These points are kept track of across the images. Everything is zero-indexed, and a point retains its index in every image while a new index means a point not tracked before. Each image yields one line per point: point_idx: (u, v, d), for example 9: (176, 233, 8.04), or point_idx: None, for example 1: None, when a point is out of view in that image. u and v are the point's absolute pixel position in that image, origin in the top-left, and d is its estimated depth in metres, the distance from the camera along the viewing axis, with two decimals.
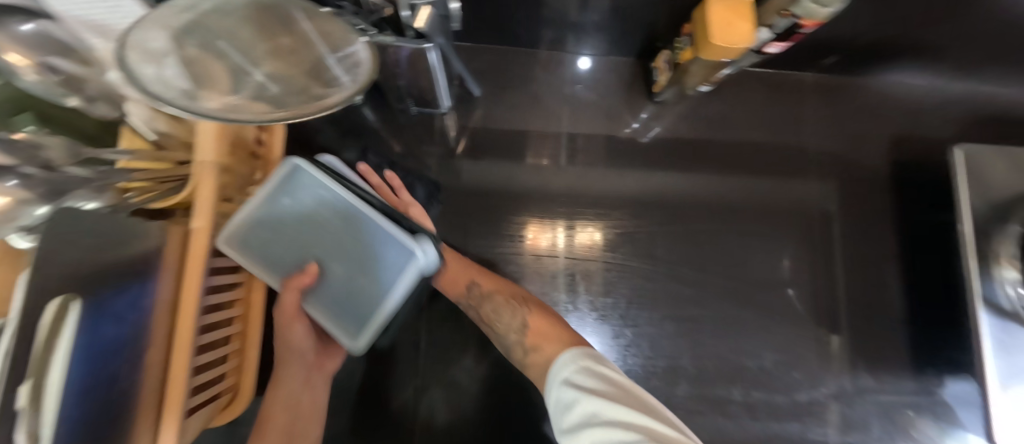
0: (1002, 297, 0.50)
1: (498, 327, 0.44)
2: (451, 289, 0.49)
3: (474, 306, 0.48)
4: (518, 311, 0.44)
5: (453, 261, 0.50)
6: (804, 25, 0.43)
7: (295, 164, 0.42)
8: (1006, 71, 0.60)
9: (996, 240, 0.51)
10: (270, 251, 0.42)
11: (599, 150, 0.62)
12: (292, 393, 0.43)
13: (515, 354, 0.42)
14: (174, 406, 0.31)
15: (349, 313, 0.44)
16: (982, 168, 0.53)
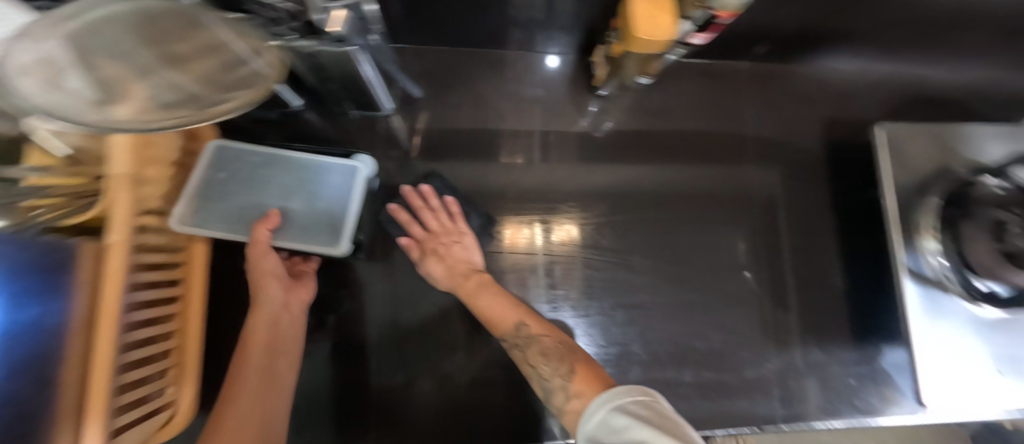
0: (925, 267, 0.53)
1: (541, 368, 0.41)
2: (497, 326, 0.47)
3: (519, 346, 0.44)
4: (566, 352, 0.41)
5: (501, 297, 0.49)
6: (719, 16, 0.44)
7: (219, 144, 0.49)
8: (925, 52, 0.64)
9: (916, 213, 0.54)
10: (224, 215, 0.48)
11: (570, 146, 0.63)
12: (270, 313, 0.47)
13: (554, 401, 0.38)
14: (97, 411, 0.30)
15: (319, 233, 0.50)
16: (900, 145, 0.56)
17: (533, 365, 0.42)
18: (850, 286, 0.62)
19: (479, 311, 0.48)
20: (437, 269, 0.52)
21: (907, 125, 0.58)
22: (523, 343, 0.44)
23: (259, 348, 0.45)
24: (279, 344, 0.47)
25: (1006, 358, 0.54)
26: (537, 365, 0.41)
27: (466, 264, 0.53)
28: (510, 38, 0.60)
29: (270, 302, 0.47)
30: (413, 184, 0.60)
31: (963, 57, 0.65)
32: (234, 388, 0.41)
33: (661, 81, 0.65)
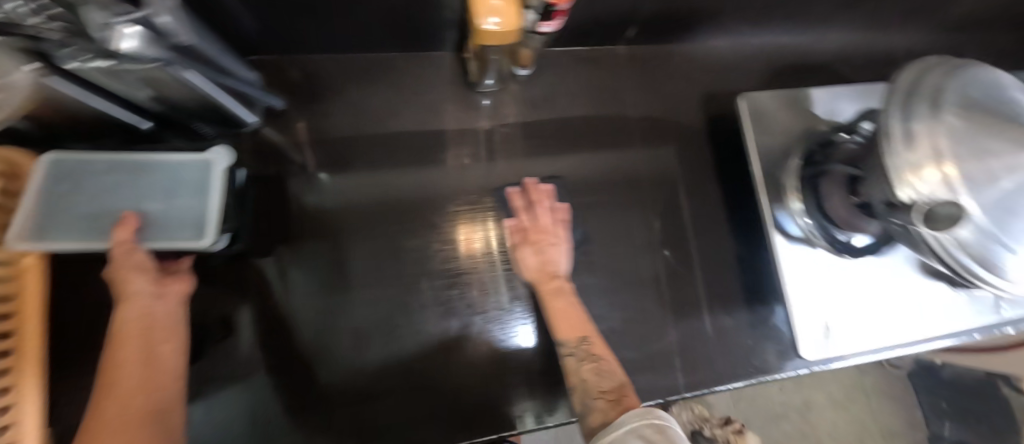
0: (793, 227, 0.56)
1: (592, 386, 0.45)
2: (566, 330, 0.50)
3: (576, 356, 0.48)
4: (615, 382, 0.45)
5: (573, 309, 0.52)
6: (555, 5, 0.44)
7: (49, 159, 0.41)
8: (785, 23, 0.67)
9: (781, 176, 0.57)
10: (67, 236, 0.41)
11: (515, 143, 0.64)
12: (138, 306, 0.39)
13: (590, 421, 0.42)
14: None
15: (185, 233, 0.44)
16: (762, 113, 0.59)
17: (583, 379, 0.46)
18: (741, 251, 0.65)
19: (555, 314, 0.51)
20: (527, 260, 0.55)
21: (772, 93, 0.61)
22: (580, 356, 0.48)
23: (134, 342, 0.37)
24: (158, 334, 0.39)
25: (873, 302, 0.58)
26: (586, 383, 0.45)
27: (553, 263, 0.55)
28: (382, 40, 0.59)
29: (137, 295, 0.39)
30: (294, 198, 0.57)
31: (823, 25, 0.69)
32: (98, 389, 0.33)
33: (545, 72, 0.66)
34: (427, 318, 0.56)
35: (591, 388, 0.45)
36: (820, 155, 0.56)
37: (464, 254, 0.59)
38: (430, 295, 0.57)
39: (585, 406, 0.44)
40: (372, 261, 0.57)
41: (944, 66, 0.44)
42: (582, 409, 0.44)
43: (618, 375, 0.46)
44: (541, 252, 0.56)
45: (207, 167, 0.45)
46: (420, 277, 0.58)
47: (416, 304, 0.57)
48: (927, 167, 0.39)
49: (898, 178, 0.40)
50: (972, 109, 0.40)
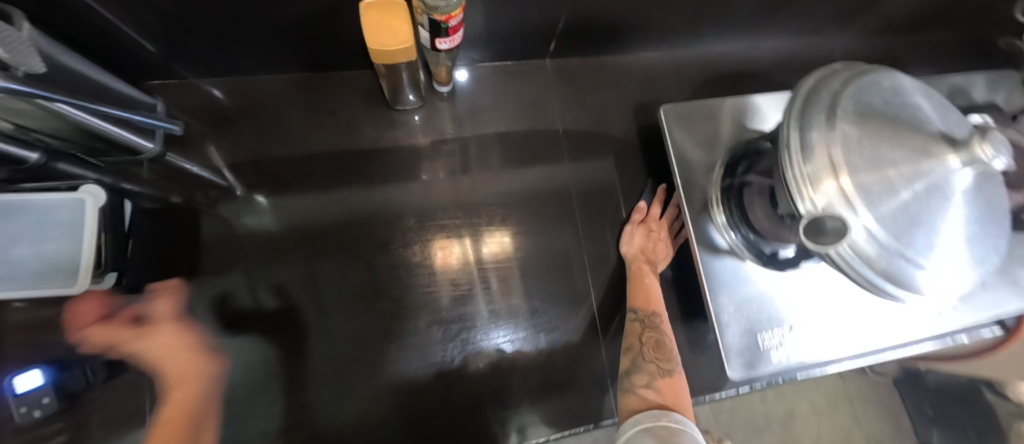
0: (718, 240, 0.54)
1: (648, 353, 0.50)
2: (640, 301, 0.55)
3: (641, 321, 0.53)
4: (668, 356, 0.50)
5: (653, 291, 0.56)
6: (442, 21, 0.43)
7: None
8: (712, 33, 0.66)
9: (704, 188, 0.56)
10: None
11: (446, 160, 0.63)
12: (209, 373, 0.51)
13: (634, 378, 0.47)
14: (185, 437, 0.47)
15: (57, 277, 0.42)
16: (685, 126, 0.58)
17: (641, 344, 0.51)
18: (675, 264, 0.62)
19: (635, 284, 0.56)
20: (633, 238, 0.60)
21: (697, 103, 0.59)
22: (648, 324, 0.52)
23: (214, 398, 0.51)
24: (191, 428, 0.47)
25: (828, 318, 0.54)
26: (644, 346, 0.50)
27: (654, 254, 0.59)
28: (293, 59, 0.57)
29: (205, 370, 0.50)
30: (200, 225, 0.55)
31: (754, 33, 0.68)
32: None
33: (469, 88, 0.65)
34: (342, 348, 0.55)
35: (646, 351, 0.50)
36: (744, 165, 0.54)
37: (440, 266, 0.59)
38: (351, 319, 0.56)
39: (635, 364, 0.49)
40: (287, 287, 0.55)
41: (848, 73, 0.43)
42: (631, 365, 0.49)
43: (672, 352, 0.50)
44: (645, 239, 0.60)
45: (79, 206, 0.43)
46: (344, 300, 0.56)
47: (337, 328, 0.55)
48: (825, 178, 0.37)
49: (799, 190, 0.38)
50: (868, 116, 0.39)
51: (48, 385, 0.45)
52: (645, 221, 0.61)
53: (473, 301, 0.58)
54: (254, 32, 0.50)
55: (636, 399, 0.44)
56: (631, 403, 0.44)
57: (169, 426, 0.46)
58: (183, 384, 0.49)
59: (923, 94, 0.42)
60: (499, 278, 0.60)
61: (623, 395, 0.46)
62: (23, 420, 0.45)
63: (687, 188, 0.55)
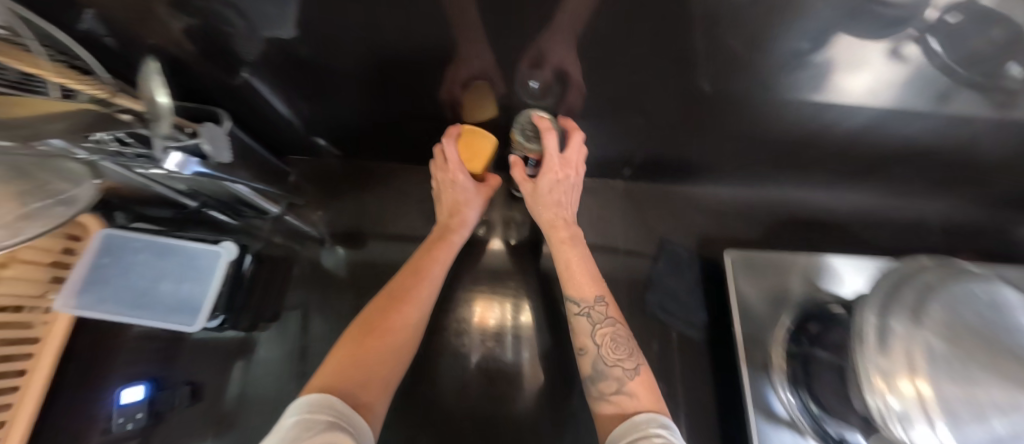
0: (777, 406, 0.51)
1: (604, 352, 0.49)
2: (581, 288, 0.53)
3: (588, 316, 0.51)
4: (627, 350, 0.49)
5: (587, 267, 0.55)
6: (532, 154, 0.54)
7: (107, 232, 0.51)
8: (793, 179, 0.67)
9: (768, 344, 0.54)
10: (105, 298, 0.50)
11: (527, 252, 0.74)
12: (473, 210, 0.60)
13: (600, 384, 0.47)
14: (449, 243, 0.58)
15: (183, 310, 0.51)
16: (752, 274, 0.58)
17: (596, 343, 0.50)
18: (724, 410, 0.59)
19: (567, 269, 0.55)
20: (540, 201, 0.59)
21: (762, 254, 0.59)
22: (594, 317, 0.51)
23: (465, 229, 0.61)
24: (454, 237, 0.59)
25: None
26: (601, 348, 0.49)
27: (566, 207, 0.59)
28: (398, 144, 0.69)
29: (473, 207, 0.60)
30: (292, 274, 0.65)
31: (835, 187, 0.69)
32: (426, 271, 0.53)
33: None
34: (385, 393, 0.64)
35: (605, 353, 0.49)
36: (815, 327, 0.52)
37: (477, 323, 0.68)
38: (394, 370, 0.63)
39: (598, 370, 0.48)
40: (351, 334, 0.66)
41: (940, 271, 0.42)
42: (593, 371, 0.48)
43: (629, 345, 0.49)
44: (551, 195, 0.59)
45: (216, 258, 0.52)
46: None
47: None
48: (900, 377, 0.36)
49: (869, 382, 0.37)
50: (959, 330, 0.37)
51: (145, 401, 0.52)
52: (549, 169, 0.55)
53: (501, 362, 0.66)
54: (384, 126, 0.62)
55: (611, 407, 0.45)
56: (608, 411, 0.45)
57: (434, 240, 0.58)
58: (458, 224, 0.59)
59: None
60: (530, 351, 0.67)
61: (593, 404, 0.47)
62: (117, 430, 0.51)
63: (748, 339, 0.54)
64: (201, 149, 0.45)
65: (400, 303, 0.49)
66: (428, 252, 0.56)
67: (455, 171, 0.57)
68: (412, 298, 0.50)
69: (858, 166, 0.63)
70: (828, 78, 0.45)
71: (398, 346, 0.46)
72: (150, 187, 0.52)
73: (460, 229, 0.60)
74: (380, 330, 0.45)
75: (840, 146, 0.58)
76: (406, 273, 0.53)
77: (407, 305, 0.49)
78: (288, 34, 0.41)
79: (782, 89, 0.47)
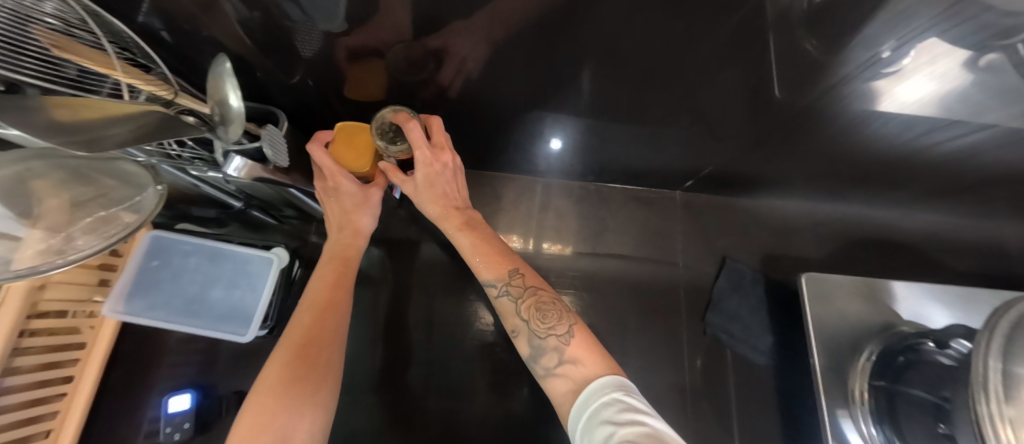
0: (854, 439, 0.49)
1: (535, 325, 0.44)
2: (493, 266, 0.48)
3: (509, 294, 0.46)
4: (554, 315, 0.44)
5: (494, 245, 0.50)
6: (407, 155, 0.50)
7: (155, 233, 0.49)
8: (867, 199, 0.64)
9: (848, 374, 0.52)
10: (153, 304, 0.48)
11: (584, 263, 0.67)
12: (367, 216, 0.52)
13: (542, 360, 0.42)
14: (351, 257, 0.51)
15: (235, 317, 0.49)
16: (827, 298, 0.56)
17: (525, 318, 0.45)
18: (788, 434, 0.57)
19: (477, 255, 0.50)
20: (425, 193, 0.51)
21: (828, 276, 0.57)
22: (512, 292, 0.46)
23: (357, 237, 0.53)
24: (352, 249, 0.51)
25: None
26: (529, 321, 0.44)
27: (454, 195, 0.53)
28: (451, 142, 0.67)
29: (366, 213, 0.52)
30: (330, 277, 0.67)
31: (912, 208, 0.65)
32: (337, 286, 0.47)
33: (596, 206, 0.71)
34: (427, 393, 0.68)
35: (536, 326, 0.44)
36: (903, 359, 0.49)
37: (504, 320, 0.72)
38: (441, 356, 0.70)
39: (533, 346, 0.43)
40: (408, 333, 0.71)
41: None
42: (531, 349, 0.43)
43: (557, 307, 0.44)
44: (431, 186, 0.51)
45: (265, 265, 0.50)
46: (442, 335, 0.72)
47: (433, 363, 0.70)
48: None
49: (991, 430, 0.34)
50: None
51: (192, 411, 0.50)
52: (420, 161, 0.47)
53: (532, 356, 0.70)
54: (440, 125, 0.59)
55: (561, 383, 0.39)
56: (559, 388, 0.39)
57: (336, 258, 0.50)
58: (356, 235, 0.52)
59: None
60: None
61: (543, 383, 0.41)
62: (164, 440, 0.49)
63: (826, 369, 0.52)
64: (260, 153, 0.42)
65: (318, 332, 0.41)
66: (333, 268, 0.49)
67: (337, 178, 0.48)
68: (327, 321, 0.43)
69: (947, 188, 0.59)
70: (932, 98, 0.42)
71: (327, 379, 0.39)
72: (199, 187, 0.49)
73: (348, 231, 0.52)
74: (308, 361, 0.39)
75: (931, 169, 0.55)
76: (309, 308, 0.44)
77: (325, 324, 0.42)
78: (357, 29, 0.38)
79: (875, 109, 0.45)
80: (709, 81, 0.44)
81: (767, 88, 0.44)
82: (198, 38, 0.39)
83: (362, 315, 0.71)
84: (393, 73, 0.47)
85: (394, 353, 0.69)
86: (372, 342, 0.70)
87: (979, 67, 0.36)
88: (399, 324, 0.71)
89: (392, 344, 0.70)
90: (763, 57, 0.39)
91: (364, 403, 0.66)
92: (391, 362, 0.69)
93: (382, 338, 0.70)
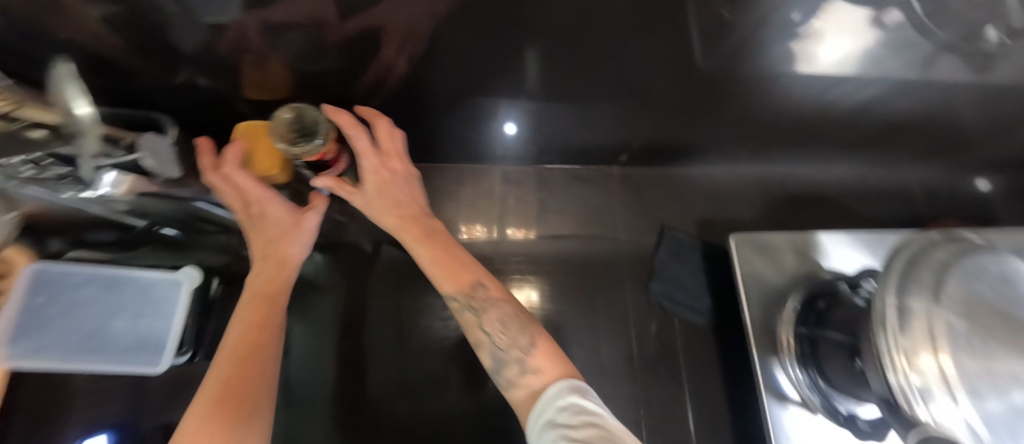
0: (786, 387, 0.52)
1: (498, 338, 0.41)
2: (450, 278, 0.45)
3: (472, 308, 0.43)
4: (518, 330, 0.41)
5: (454, 255, 0.47)
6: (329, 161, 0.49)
7: (36, 267, 0.42)
8: (788, 156, 0.68)
9: (777, 324, 0.55)
10: (47, 345, 0.43)
11: (530, 247, 0.66)
12: (300, 244, 0.49)
13: (504, 373, 0.39)
14: (279, 293, 0.47)
15: (144, 348, 0.46)
16: (756, 255, 0.59)
17: (487, 331, 0.42)
18: (731, 386, 0.61)
19: (434, 263, 0.46)
20: (376, 204, 0.49)
21: (767, 235, 0.60)
22: (474, 305, 0.43)
23: (284, 268, 0.48)
24: (278, 283, 0.47)
25: None
26: (492, 334, 0.42)
27: (407, 204, 0.50)
28: None
29: (297, 242, 0.49)
30: None
31: (828, 162, 0.70)
32: (264, 327, 0.43)
33: (539, 187, 0.71)
34: (383, 398, 0.65)
35: (498, 339, 0.41)
36: (822, 304, 0.52)
37: None
38: (393, 358, 0.68)
39: (495, 358, 0.40)
40: (360, 338, 0.68)
41: (949, 245, 0.41)
42: (494, 363, 0.40)
43: (521, 318, 0.42)
44: (382, 195, 0.49)
45: (174, 288, 0.47)
46: (393, 337, 0.69)
47: (385, 366, 0.67)
48: (922, 351, 0.35)
49: (890, 359, 0.35)
50: (975, 307, 0.37)
51: None
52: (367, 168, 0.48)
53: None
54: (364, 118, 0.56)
55: (523, 392, 0.37)
56: (520, 397, 0.37)
57: (261, 297, 0.46)
58: (283, 265, 0.48)
59: None
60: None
61: (507, 395, 0.39)
62: None
63: (755, 323, 0.55)
64: (140, 167, 0.38)
65: (237, 385, 0.37)
66: (258, 306, 0.45)
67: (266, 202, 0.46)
68: (252, 370, 0.39)
69: (856, 137, 0.63)
70: (834, 54, 0.43)
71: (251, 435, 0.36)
72: (82, 209, 0.44)
73: (274, 262, 0.48)
74: (230, 415, 0.35)
75: (841, 122, 0.59)
76: (229, 359, 0.40)
77: (248, 373, 0.39)
78: (237, 28, 0.34)
79: (788, 71, 0.46)
80: (627, 55, 0.44)
81: (683, 57, 0.44)
82: (39, 45, 0.33)
83: (307, 325, 0.68)
84: (293, 68, 0.42)
85: (348, 361, 0.67)
86: (323, 352, 0.67)
87: (888, 28, 0.38)
88: (350, 330, 0.69)
89: (344, 352, 0.67)
90: (674, 29, 0.39)
91: (320, 416, 0.64)
92: (343, 371, 0.66)
93: (333, 346, 0.68)
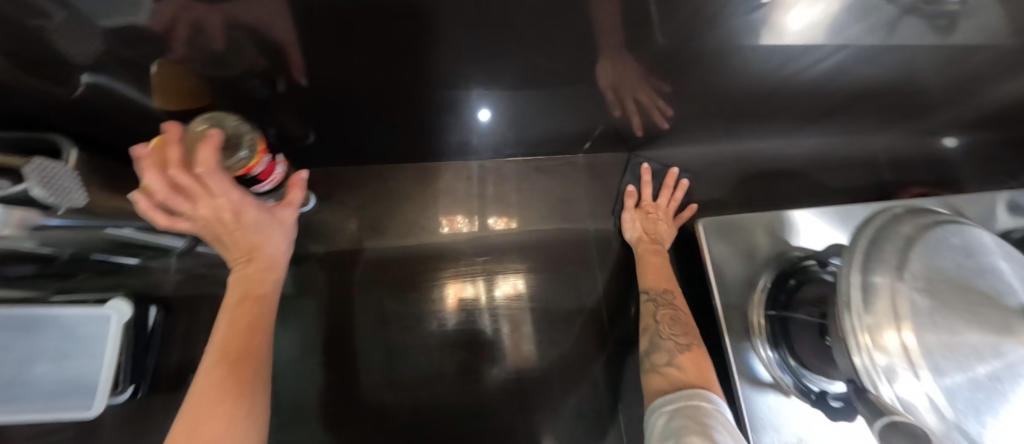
0: (757, 367, 0.52)
1: (662, 328, 0.53)
2: (651, 278, 0.60)
3: (654, 300, 0.57)
4: (683, 329, 0.53)
5: (659, 265, 0.62)
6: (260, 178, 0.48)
7: None
8: (753, 132, 0.69)
9: (747, 304, 0.54)
10: None
11: (504, 237, 0.72)
12: (276, 243, 0.46)
13: (653, 356, 0.51)
14: (267, 293, 0.46)
15: (77, 390, 0.45)
16: (725, 237, 0.57)
17: (656, 321, 0.54)
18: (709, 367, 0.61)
19: (644, 263, 0.63)
20: (639, 224, 0.68)
21: (739, 216, 0.59)
22: (660, 301, 0.56)
23: (263, 271, 0.46)
24: (261, 283, 0.46)
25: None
26: (659, 323, 0.54)
27: (656, 234, 0.67)
28: (333, 134, 0.59)
29: (274, 243, 0.46)
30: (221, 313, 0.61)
31: (794, 134, 0.71)
32: (254, 329, 0.43)
33: (508, 179, 0.74)
34: (367, 408, 0.63)
35: (662, 328, 0.53)
36: (793, 283, 0.52)
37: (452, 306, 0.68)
38: (364, 368, 0.65)
39: (654, 342, 0.52)
40: (327, 353, 0.65)
41: (912, 219, 0.40)
42: (649, 345, 0.52)
43: (686, 324, 0.53)
44: (648, 219, 0.68)
45: (103, 322, 0.46)
46: (361, 346, 0.66)
47: (356, 376, 0.65)
48: (887, 330, 0.34)
49: (855, 339, 0.35)
50: (937, 282, 0.36)
51: None
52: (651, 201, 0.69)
53: (482, 340, 0.67)
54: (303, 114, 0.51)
55: (660, 379, 0.47)
56: (656, 382, 0.47)
57: (245, 297, 0.44)
58: (267, 267, 0.46)
59: (1003, 255, 0.40)
60: (510, 328, 0.68)
61: (646, 374, 0.50)
62: None
63: (727, 308, 0.54)
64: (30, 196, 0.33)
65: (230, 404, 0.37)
66: (241, 305, 0.44)
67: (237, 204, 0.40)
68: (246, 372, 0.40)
69: (822, 108, 0.62)
70: (798, 25, 0.40)
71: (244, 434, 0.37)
72: None
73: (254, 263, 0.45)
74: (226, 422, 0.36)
75: (808, 92, 0.57)
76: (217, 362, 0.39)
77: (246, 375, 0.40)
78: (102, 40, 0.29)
79: (758, 42, 0.43)
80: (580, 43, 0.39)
81: (644, 40, 0.39)
82: None
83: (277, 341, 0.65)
84: (200, 76, 0.38)
85: (318, 377, 0.64)
86: (297, 366, 0.64)
87: None
88: (319, 343, 0.65)
89: (320, 364, 0.65)
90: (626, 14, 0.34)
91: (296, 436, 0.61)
92: (317, 386, 0.64)
93: (304, 362, 0.64)
